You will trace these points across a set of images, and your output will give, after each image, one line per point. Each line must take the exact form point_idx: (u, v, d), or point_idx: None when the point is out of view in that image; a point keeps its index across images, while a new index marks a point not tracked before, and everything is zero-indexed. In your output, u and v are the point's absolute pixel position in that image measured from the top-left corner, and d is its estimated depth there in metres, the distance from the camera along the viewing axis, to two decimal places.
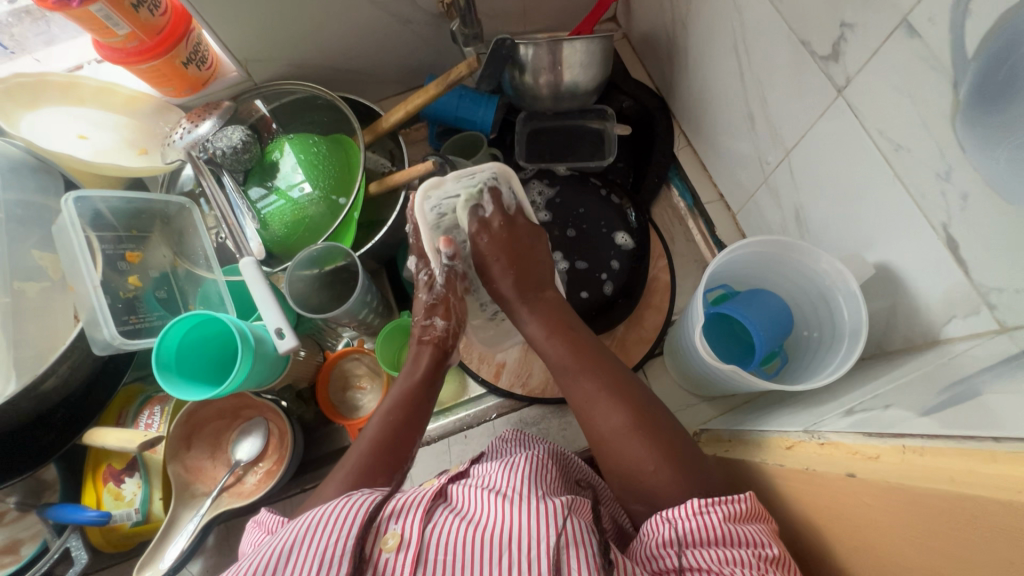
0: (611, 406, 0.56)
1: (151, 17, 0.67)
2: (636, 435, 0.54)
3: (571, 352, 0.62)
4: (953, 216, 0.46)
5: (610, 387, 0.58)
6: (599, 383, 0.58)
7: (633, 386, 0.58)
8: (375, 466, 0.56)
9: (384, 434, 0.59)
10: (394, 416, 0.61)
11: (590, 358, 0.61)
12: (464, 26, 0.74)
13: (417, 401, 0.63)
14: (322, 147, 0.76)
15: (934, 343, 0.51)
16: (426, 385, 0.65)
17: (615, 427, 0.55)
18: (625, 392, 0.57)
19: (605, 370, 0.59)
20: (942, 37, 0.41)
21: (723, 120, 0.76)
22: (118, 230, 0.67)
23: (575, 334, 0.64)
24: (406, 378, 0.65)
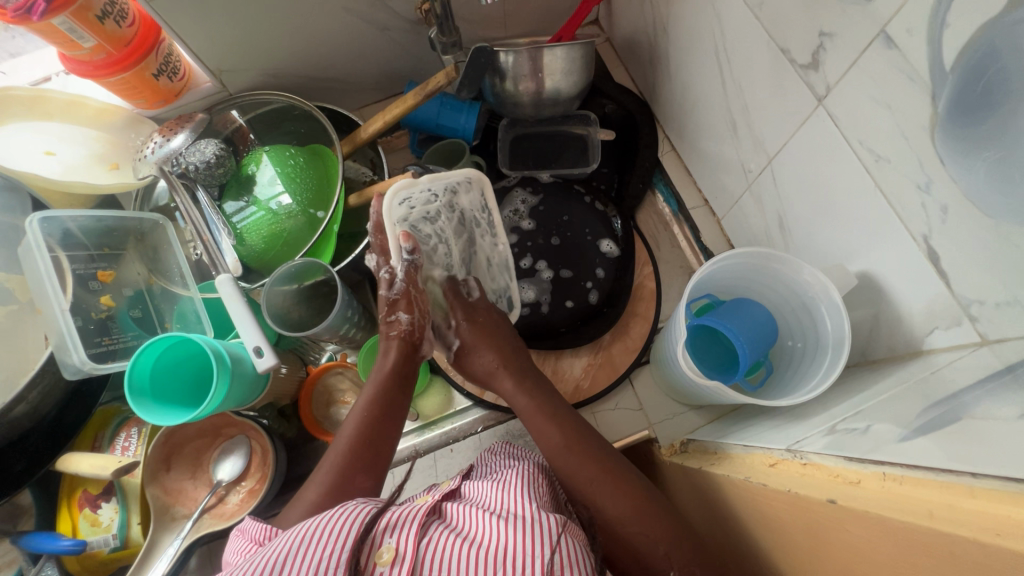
0: (608, 490, 0.55)
1: (118, 28, 0.65)
2: (640, 517, 0.53)
3: (565, 442, 0.60)
4: (933, 228, 0.45)
5: (606, 472, 0.57)
6: (593, 470, 0.57)
7: (627, 470, 0.58)
8: (353, 465, 0.58)
9: (361, 430, 0.60)
10: (373, 416, 0.62)
11: (582, 445, 0.59)
12: (442, 34, 0.72)
13: (392, 394, 0.65)
14: (300, 158, 0.74)
15: (917, 353, 0.51)
16: (400, 375, 0.66)
17: (621, 511, 0.54)
18: (620, 476, 0.57)
19: (600, 457, 0.58)
20: (920, 49, 0.41)
21: (706, 126, 0.76)
22: (90, 248, 0.66)
23: (566, 417, 0.62)
24: (377, 373, 0.66)
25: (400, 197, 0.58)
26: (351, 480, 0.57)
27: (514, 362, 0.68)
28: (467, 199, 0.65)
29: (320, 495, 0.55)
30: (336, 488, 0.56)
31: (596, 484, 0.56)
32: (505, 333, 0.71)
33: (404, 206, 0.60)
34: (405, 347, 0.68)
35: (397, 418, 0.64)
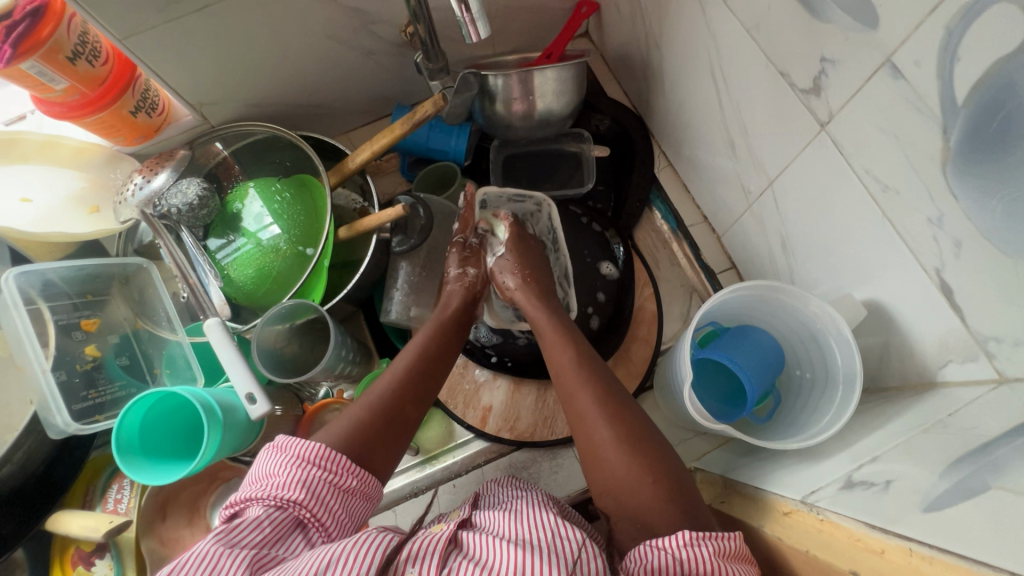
0: (605, 415, 0.56)
1: (91, 68, 0.62)
2: (629, 449, 0.52)
3: (576, 361, 0.61)
4: (946, 262, 0.44)
5: (604, 399, 0.57)
6: (594, 393, 0.58)
7: (630, 406, 0.57)
8: (407, 397, 0.60)
9: (416, 364, 0.63)
10: (423, 358, 0.64)
11: (591, 369, 0.60)
12: (428, 60, 0.70)
13: (448, 334, 0.68)
14: (287, 193, 0.72)
15: (930, 385, 0.50)
16: (457, 322, 0.69)
17: (606, 436, 0.54)
18: (623, 407, 0.56)
19: (603, 384, 0.59)
20: (929, 81, 0.39)
21: (702, 143, 0.74)
22: (72, 297, 0.64)
23: (580, 343, 0.64)
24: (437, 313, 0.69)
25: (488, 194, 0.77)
26: (401, 411, 0.59)
27: (554, 303, 0.70)
28: (540, 223, 0.81)
29: (366, 413, 0.57)
30: (389, 416, 0.58)
31: (596, 408, 0.56)
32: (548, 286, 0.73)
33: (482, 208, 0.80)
34: (468, 295, 0.72)
35: (443, 365, 0.66)
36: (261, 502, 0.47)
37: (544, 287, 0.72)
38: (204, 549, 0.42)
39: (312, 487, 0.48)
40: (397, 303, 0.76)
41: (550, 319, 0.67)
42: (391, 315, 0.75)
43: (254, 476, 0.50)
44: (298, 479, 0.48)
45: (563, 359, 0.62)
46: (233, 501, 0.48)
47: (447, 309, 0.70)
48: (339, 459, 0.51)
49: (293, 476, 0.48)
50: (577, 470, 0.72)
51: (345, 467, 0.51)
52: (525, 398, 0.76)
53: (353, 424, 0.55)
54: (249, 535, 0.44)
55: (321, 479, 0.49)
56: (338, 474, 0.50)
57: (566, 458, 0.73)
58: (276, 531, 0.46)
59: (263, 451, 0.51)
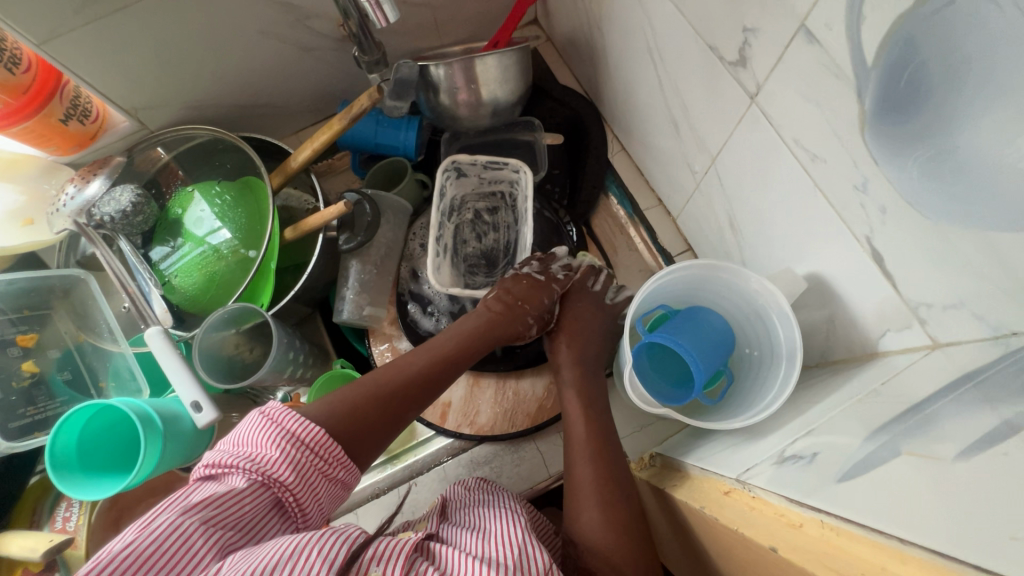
0: (602, 501, 0.55)
1: (12, 75, 0.61)
2: (616, 536, 0.53)
3: (585, 438, 0.60)
4: (875, 228, 0.43)
5: (604, 480, 0.56)
6: (597, 472, 0.57)
7: (623, 482, 0.57)
8: (414, 400, 0.59)
9: (431, 367, 0.61)
10: (429, 384, 0.61)
11: (602, 450, 0.59)
12: (364, 53, 0.68)
13: (471, 355, 0.65)
14: (228, 196, 0.70)
15: (872, 354, 0.49)
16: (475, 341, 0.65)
17: (597, 524, 0.54)
18: (618, 490, 0.56)
19: (608, 465, 0.58)
20: (840, 43, 0.38)
21: (649, 124, 0.73)
22: (7, 313, 0.62)
23: (598, 418, 0.62)
24: (466, 328, 0.66)
25: (463, 162, 0.76)
26: (403, 410, 0.58)
27: (587, 370, 0.67)
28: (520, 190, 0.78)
29: (361, 398, 0.55)
30: (388, 408, 0.57)
31: (594, 490, 0.56)
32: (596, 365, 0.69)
33: (454, 174, 0.76)
34: (507, 316, 0.67)
35: (443, 389, 0.62)
36: (244, 473, 0.45)
37: (584, 360, 0.68)
38: (174, 523, 0.40)
39: (299, 470, 0.47)
40: (349, 302, 0.74)
41: (577, 384, 0.65)
42: (344, 315, 0.74)
43: (237, 440, 0.48)
44: (289, 460, 0.47)
45: (582, 432, 0.61)
46: (213, 463, 0.46)
47: (478, 330, 0.66)
48: (334, 450, 0.50)
49: (284, 456, 0.47)
50: (539, 462, 0.71)
51: (338, 458, 0.50)
52: (484, 391, 0.74)
53: (344, 409, 0.54)
54: (227, 510, 0.43)
55: (309, 464, 0.48)
56: (329, 463, 0.50)
57: (527, 451, 0.72)
58: (254, 508, 0.45)
59: (252, 416, 0.49)
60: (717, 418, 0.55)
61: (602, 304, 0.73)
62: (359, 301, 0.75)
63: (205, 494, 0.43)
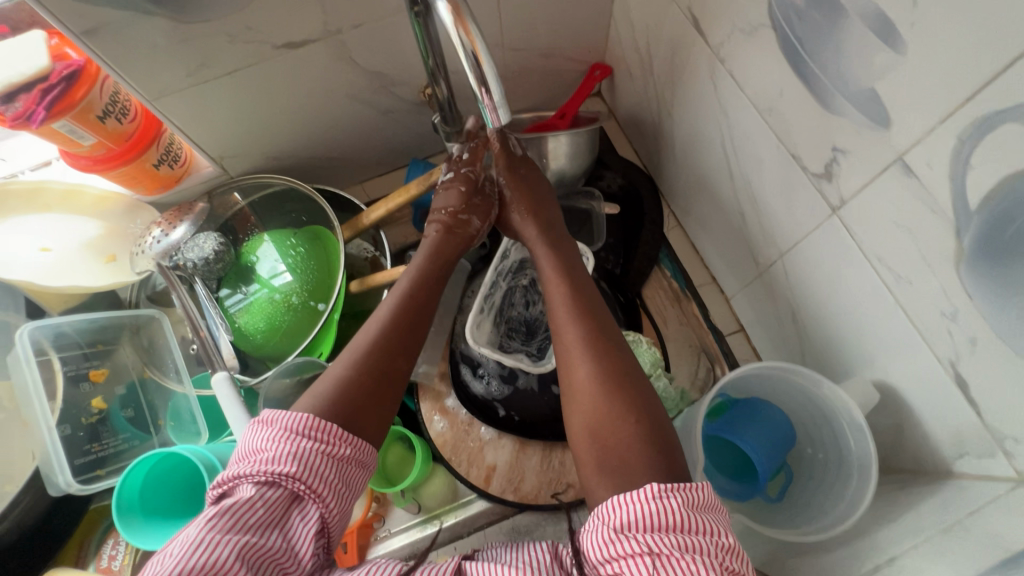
0: (591, 354, 0.56)
1: (119, 125, 0.64)
2: (609, 389, 0.53)
3: (567, 299, 0.61)
4: (960, 355, 0.44)
5: (591, 342, 0.57)
6: (584, 335, 0.58)
7: (618, 345, 0.58)
8: (404, 322, 0.61)
9: (419, 276, 0.66)
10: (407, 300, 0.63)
11: (586, 312, 0.60)
12: (446, 123, 0.71)
13: (434, 270, 0.68)
14: (302, 247, 0.73)
15: (945, 474, 0.49)
16: (442, 269, 0.68)
17: (585, 379, 0.55)
18: (610, 351, 0.57)
19: (598, 329, 0.59)
20: (941, 183, 0.40)
21: (712, 208, 0.75)
22: (82, 346, 0.65)
23: (580, 283, 0.64)
24: (422, 252, 0.69)
25: None
26: (393, 362, 0.58)
27: (559, 247, 0.68)
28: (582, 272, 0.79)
29: (352, 372, 0.55)
30: (399, 332, 0.60)
31: (583, 348, 0.57)
32: (563, 234, 0.70)
33: None
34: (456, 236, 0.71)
35: (431, 298, 0.66)
36: (251, 481, 0.44)
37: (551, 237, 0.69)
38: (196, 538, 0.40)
39: (305, 460, 0.46)
40: None
41: (551, 259, 0.67)
42: None
43: (242, 454, 0.47)
44: (289, 453, 0.45)
45: (563, 295, 0.62)
46: (221, 482, 0.45)
47: (431, 252, 0.69)
48: (330, 428, 0.48)
49: (282, 450, 0.45)
50: None
51: (338, 435, 0.48)
52: (530, 458, 0.74)
53: (337, 384, 0.54)
54: (244, 516, 0.42)
55: (313, 450, 0.46)
56: (332, 443, 0.48)
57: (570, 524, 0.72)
58: (270, 511, 0.44)
59: (249, 428, 0.48)
60: (781, 524, 0.56)
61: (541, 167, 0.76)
62: None
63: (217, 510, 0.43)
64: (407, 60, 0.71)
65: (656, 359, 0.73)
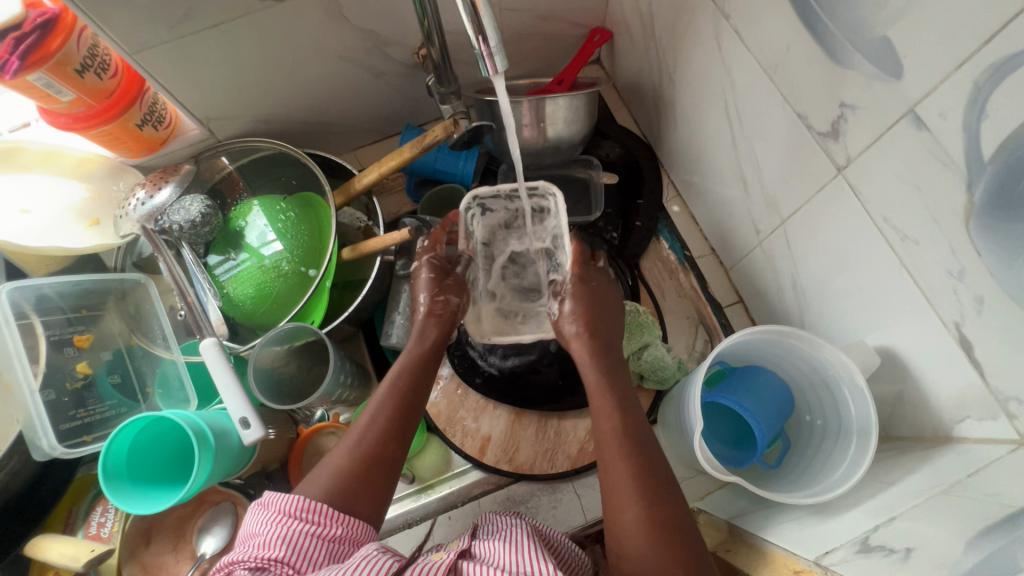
0: (642, 498, 0.49)
1: (99, 80, 0.62)
2: (665, 545, 0.46)
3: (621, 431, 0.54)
4: (966, 316, 0.43)
5: (641, 480, 0.50)
6: (635, 475, 0.50)
7: (665, 479, 0.51)
8: (388, 435, 0.56)
9: (409, 370, 0.62)
10: (399, 398, 0.59)
11: (635, 446, 0.53)
12: (440, 84, 0.69)
13: (422, 364, 0.63)
14: (292, 212, 0.70)
15: (945, 439, 0.48)
16: (432, 357, 0.64)
17: (635, 522, 0.48)
18: (663, 495, 0.49)
19: (648, 468, 0.51)
20: (953, 135, 0.38)
21: (713, 176, 0.73)
22: (65, 312, 0.63)
23: (630, 416, 0.56)
24: (414, 345, 0.64)
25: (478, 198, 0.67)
26: (384, 450, 0.55)
27: (614, 367, 0.61)
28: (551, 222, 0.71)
29: (349, 462, 0.53)
30: (396, 438, 0.56)
31: (635, 488, 0.50)
32: (615, 332, 0.64)
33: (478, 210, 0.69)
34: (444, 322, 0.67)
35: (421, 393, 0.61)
36: (242, 563, 0.44)
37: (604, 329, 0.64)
38: None
39: (294, 541, 0.45)
40: (399, 327, 0.74)
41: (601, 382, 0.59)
42: (392, 339, 0.74)
43: (240, 541, 0.47)
44: (279, 535, 0.45)
45: (613, 437, 0.54)
46: (219, 566, 0.45)
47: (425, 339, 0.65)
48: (321, 508, 0.48)
49: (273, 533, 0.45)
50: (577, 506, 0.70)
51: (330, 516, 0.48)
52: (525, 428, 0.73)
53: (336, 477, 0.52)
54: None
55: (302, 532, 0.46)
56: (323, 524, 0.47)
57: (565, 493, 0.71)
58: None
59: (249, 513, 0.49)
60: (777, 488, 0.56)
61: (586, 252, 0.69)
62: (404, 324, 0.74)
63: None
64: (400, 18, 0.69)
65: (652, 329, 0.72)
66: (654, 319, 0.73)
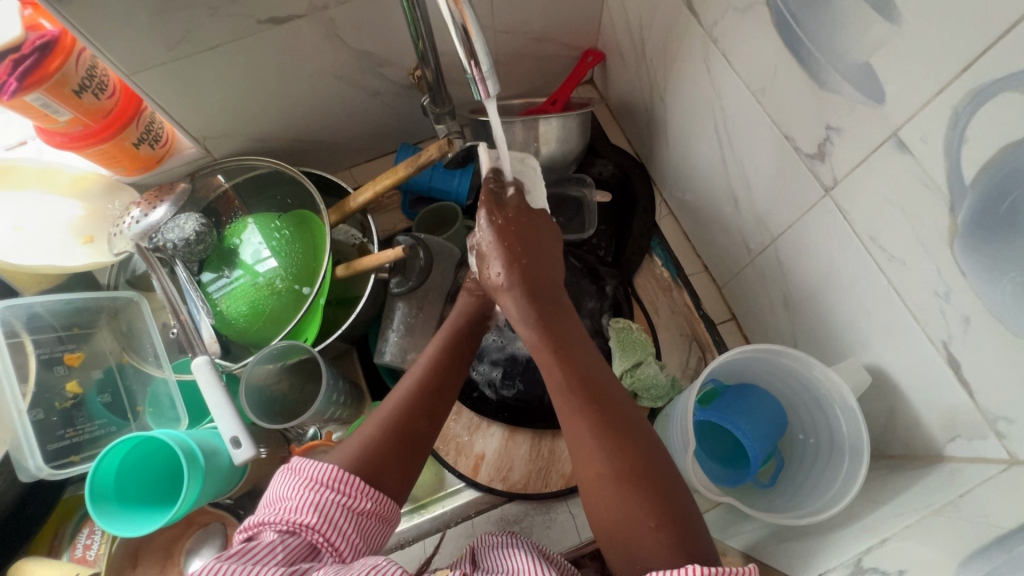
0: (606, 450, 0.49)
1: (97, 100, 0.62)
2: (626, 486, 0.47)
3: (569, 382, 0.53)
4: (953, 337, 0.43)
5: (600, 425, 0.50)
6: (592, 421, 0.51)
7: (632, 425, 0.51)
8: (416, 409, 0.56)
9: (437, 349, 0.62)
10: (428, 377, 0.59)
11: (588, 391, 0.52)
12: (435, 104, 0.70)
13: (448, 345, 0.63)
14: (287, 230, 0.71)
15: (937, 458, 0.48)
16: (466, 334, 0.65)
17: (599, 465, 0.49)
18: (625, 439, 0.50)
19: (607, 418, 0.51)
20: (935, 158, 0.39)
21: (705, 194, 0.74)
22: (56, 330, 0.63)
23: (575, 358, 0.55)
24: (445, 325, 0.65)
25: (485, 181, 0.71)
26: (414, 423, 0.55)
27: (548, 310, 0.59)
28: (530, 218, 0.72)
29: (380, 431, 0.53)
30: (426, 413, 0.57)
31: (594, 440, 0.50)
32: (542, 270, 0.61)
33: None
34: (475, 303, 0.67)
35: (456, 367, 0.62)
36: (273, 526, 0.44)
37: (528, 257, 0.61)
38: (212, 570, 0.39)
39: (325, 510, 0.45)
40: (393, 344, 0.74)
41: (539, 334, 0.57)
42: (386, 356, 0.74)
43: (266, 503, 0.47)
44: (311, 502, 0.45)
45: (559, 378, 0.54)
46: (248, 526, 0.45)
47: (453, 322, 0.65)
48: (354, 480, 0.48)
49: (305, 499, 0.45)
50: (571, 526, 0.69)
51: (360, 488, 0.48)
52: (518, 446, 0.73)
53: (364, 445, 0.52)
54: (261, 558, 0.41)
55: (334, 502, 0.46)
56: (353, 496, 0.47)
57: (559, 513, 0.70)
58: (287, 556, 0.43)
59: (279, 475, 0.49)
60: (771, 507, 0.56)
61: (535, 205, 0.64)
62: (397, 343, 0.74)
63: (234, 551, 0.42)
64: (395, 40, 0.70)
65: (644, 345, 0.73)
66: (646, 336, 0.74)
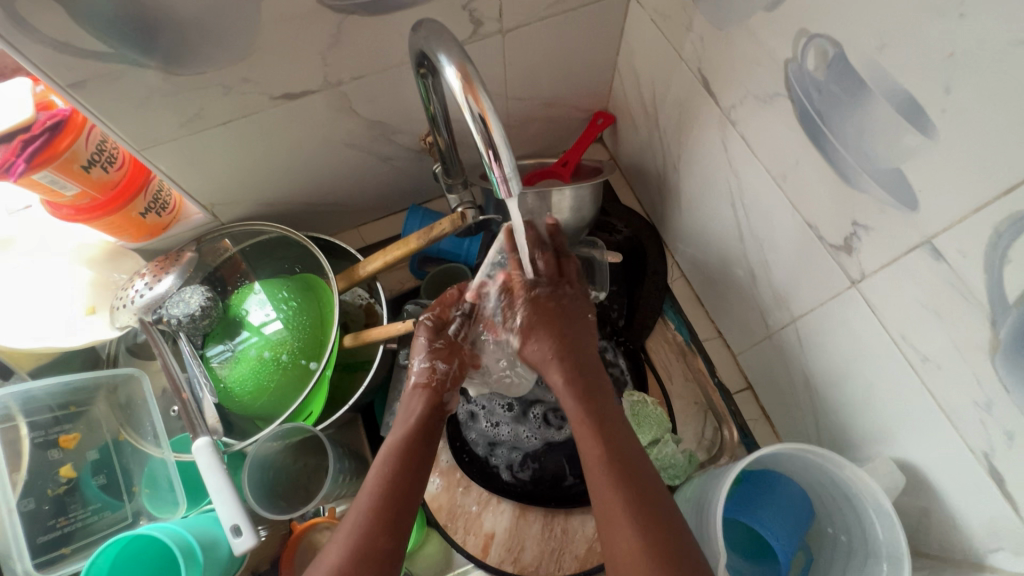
0: (637, 521, 0.48)
1: (105, 173, 0.61)
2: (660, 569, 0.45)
3: (606, 458, 0.53)
4: (996, 449, 0.41)
5: (636, 501, 0.49)
6: (626, 499, 0.49)
7: (657, 498, 0.50)
8: (377, 528, 0.51)
9: (402, 442, 0.58)
10: (394, 480, 0.55)
11: (622, 467, 0.52)
12: (448, 174, 0.70)
13: (416, 448, 0.58)
14: (294, 301, 0.69)
15: (978, 566, 0.46)
16: (425, 431, 0.60)
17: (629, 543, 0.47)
18: (654, 515, 0.49)
19: (640, 486, 0.51)
20: (973, 271, 0.38)
21: (720, 263, 0.73)
22: (53, 410, 0.60)
23: (614, 431, 0.55)
24: (400, 425, 0.60)
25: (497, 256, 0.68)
26: (379, 543, 0.51)
27: (590, 385, 0.60)
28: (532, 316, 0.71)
29: (346, 559, 0.49)
30: (388, 528, 0.52)
31: (625, 512, 0.49)
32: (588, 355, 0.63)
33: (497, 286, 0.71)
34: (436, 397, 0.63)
35: (416, 464, 0.57)
36: None
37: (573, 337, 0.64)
38: None
39: None
40: None
41: (580, 406, 0.58)
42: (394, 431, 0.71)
43: None
44: None
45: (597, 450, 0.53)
46: None
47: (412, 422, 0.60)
48: None
49: None
50: None
51: None
52: (530, 525, 0.70)
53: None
54: None
55: None
56: None
57: None
58: None
59: None
60: None
61: (578, 292, 0.69)
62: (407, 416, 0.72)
63: None
64: (408, 110, 0.70)
65: (661, 422, 0.73)
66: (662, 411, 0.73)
